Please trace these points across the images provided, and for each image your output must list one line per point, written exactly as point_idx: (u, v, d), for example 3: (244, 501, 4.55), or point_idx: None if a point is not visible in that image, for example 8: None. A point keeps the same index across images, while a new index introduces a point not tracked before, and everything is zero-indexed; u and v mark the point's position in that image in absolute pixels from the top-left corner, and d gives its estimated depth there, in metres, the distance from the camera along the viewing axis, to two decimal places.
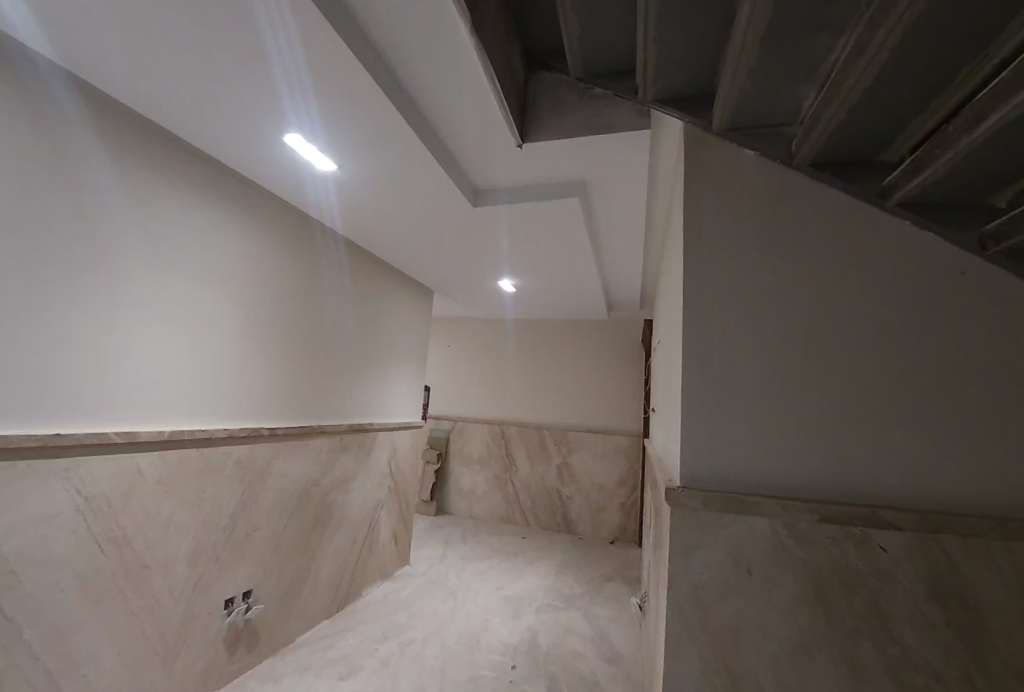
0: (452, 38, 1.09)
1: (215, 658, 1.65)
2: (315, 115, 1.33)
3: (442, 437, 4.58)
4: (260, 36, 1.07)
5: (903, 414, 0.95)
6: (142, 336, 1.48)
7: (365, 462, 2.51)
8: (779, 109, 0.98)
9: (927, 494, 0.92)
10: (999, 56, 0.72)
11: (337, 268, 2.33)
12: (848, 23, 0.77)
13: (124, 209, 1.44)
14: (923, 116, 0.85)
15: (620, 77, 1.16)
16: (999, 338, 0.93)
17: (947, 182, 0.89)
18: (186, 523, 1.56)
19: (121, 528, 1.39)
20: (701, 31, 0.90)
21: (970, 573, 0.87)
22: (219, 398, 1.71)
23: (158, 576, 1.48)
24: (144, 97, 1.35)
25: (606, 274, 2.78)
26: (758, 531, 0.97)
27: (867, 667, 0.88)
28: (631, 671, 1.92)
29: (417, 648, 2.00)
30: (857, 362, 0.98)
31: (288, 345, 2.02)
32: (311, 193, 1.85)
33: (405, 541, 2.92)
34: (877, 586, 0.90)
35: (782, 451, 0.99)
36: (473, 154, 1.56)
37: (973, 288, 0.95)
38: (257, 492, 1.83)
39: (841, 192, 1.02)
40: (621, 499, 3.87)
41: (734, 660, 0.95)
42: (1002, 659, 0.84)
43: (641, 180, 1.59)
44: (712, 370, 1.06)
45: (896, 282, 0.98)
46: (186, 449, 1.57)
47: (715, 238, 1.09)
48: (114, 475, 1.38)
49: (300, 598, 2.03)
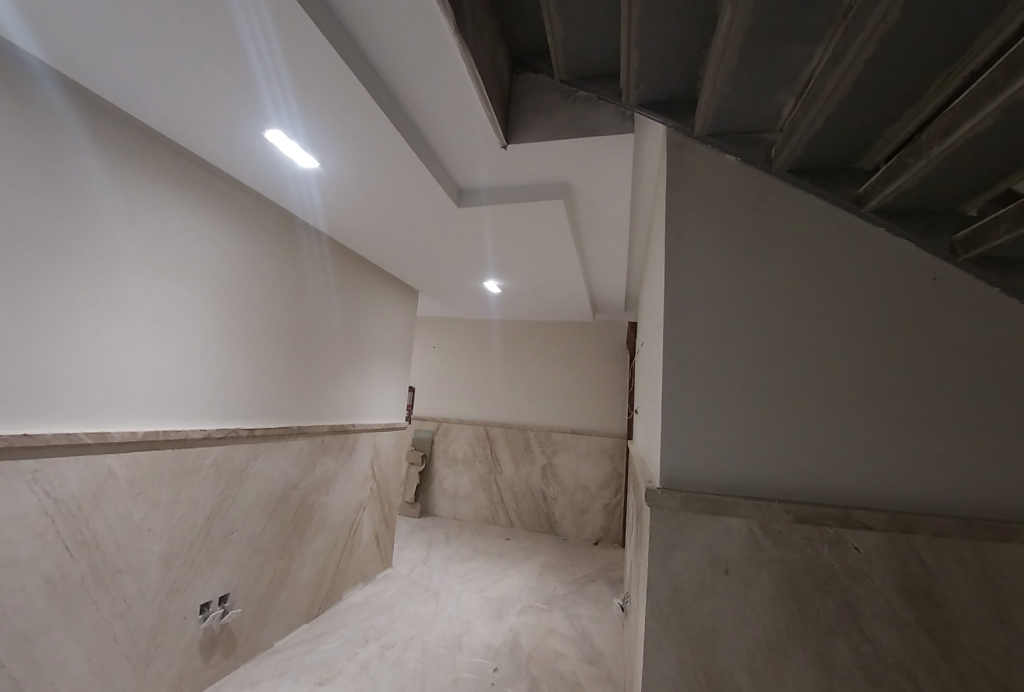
0: (435, 38, 1.08)
1: (190, 664, 1.61)
2: (294, 111, 1.31)
3: (427, 437, 4.56)
4: (241, 35, 1.06)
5: (877, 416, 0.97)
6: (123, 334, 1.45)
7: (347, 464, 2.48)
8: (759, 115, 0.99)
9: (898, 494, 0.94)
10: (968, 70, 0.75)
11: (321, 266, 2.30)
12: (826, 32, 0.79)
13: (112, 209, 1.42)
14: (897, 125, 0.88)
15: (603, 80, 1.17)
16: (969, 344, 0.96)
17: (920, 189, 0.91)
18: (159, 526, 1.53)
19: (91, 531, 1.35)
20: (681, 34, 0.91)
21: (939, 572, 0.89)
22: (200, 398, 1.69)
23: (131, 580, 1.44)
24: (123, 94, 1.32)
25: (589, 276, 2.79)
26: (734, 531, 0.98)
27: (840, 664, 0.90)
28: (611, 670, 1.94)
29: (398, 650, 1.98)
30: (832, 365, 1.00)
31: (268, 345, 1.98)
32: (291, 190, 1.82)
33: (387, 542, 2.89)
34: (849, 585, 0.92)
35: (759, 452, 1.01)
36: (455, 153, 1.55)
37: (946, 294, 0.97)
38: (235, 494, 1.79)
39: (818, 199, 1.04)
40: (605, 500, 3.89)
41: (711, 659, 0.96)
42: (968, 654, 0.86)
43: (624, 182, 1.60)
44: (691, 371, 1.06)
45: (870, 286, 1.00)
46: (160, 450, 1.53)
47: (695, 241, 1.10)
48: (84, 475, 1.34)
49: (278, 602, 2.00)
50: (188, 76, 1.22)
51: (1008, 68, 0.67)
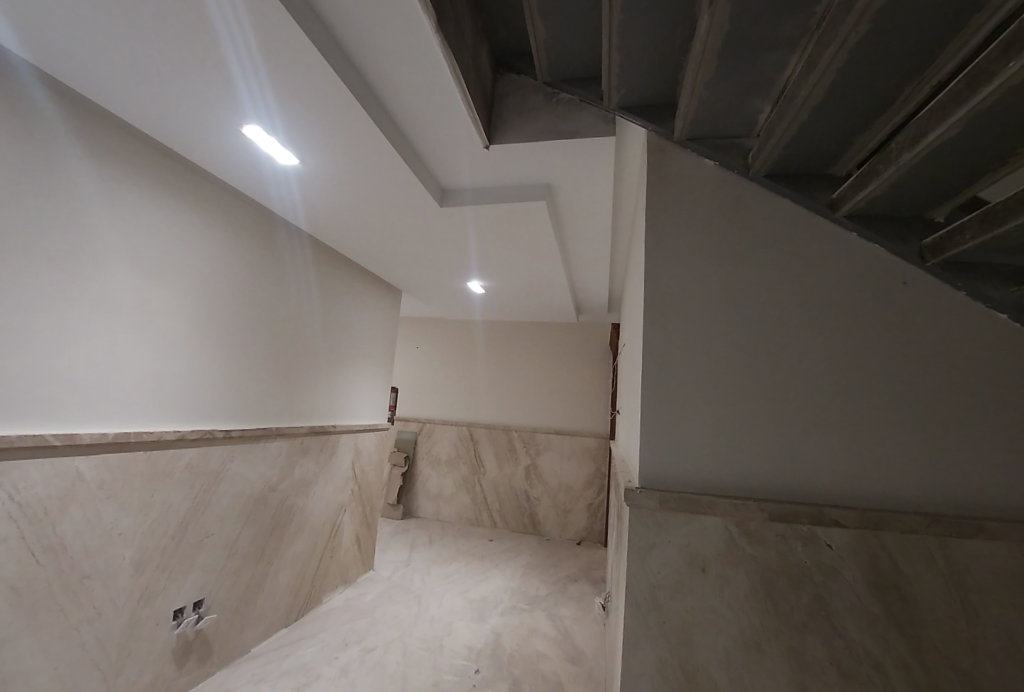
0: (417, 37, 1.08)
1: (162, 672, 1.58)
2: (272, 107, 1.28)
3: (411, 438, 4.53)
4: (217, 34, 1.05)
5: (848, 417, 0.99)
6: (98, 335, 1.41)
7: (327, 465, 2.44)
8: (737, 120, 1.01)
9: (868, 491, 0.96)
10: (936, 80, 0.78)
11: (303, 265, 2.27)
12: (800, 41, 0.81)
13: (94, 207, 1.40)
14: (868, 133, 0.91)
15: (585, 83, 1.20)
16: (936, 346, 0.98)
17: (889, 194, 0.94)
18: (131, 531, 1.48)
19: (59, 537, 1.31)
20: (660, 39, 0.92)
21: (907, 567, 0.92)
22: (177, 399, 1.65)
23: (100, 586, 1.40)
24: (96, 89, 1.29)
25: (571, 277, 2.80)
26: (711, 529, 0.99)
27: (813, 659, 0.92)
28: (592, 670, 1.95)
29: (378, 654, 1.96)
30: (806, 366, 1.02)
31: (247, 345, 1.94)
32: (270, 187, 1.79)
33: (368, 544, 2.86)
34: (821, 581, 0.94)
35: (735, 451, 1.02)
36: (438, 152, 1.54)
37: (914, 297, 1.00)
38: (210, 496, 1.75)
39: (794, 203, 1.06)
40: (588, 500, 3.91)
41: (688, 656, 0.97)
42: (934, 646, 0.89)
43: (606, 184, 1.61)
44: (671, 371, 1.08)
45: (842, 288, 1.03)
46: (132, 451, 1.49)
47: (675, 243, 1.11)
48: (53, 477, 1.29)
49: (255, 607, 1.96)
50: (163, 73, 1.19)
51: (971, 79, 0.69)
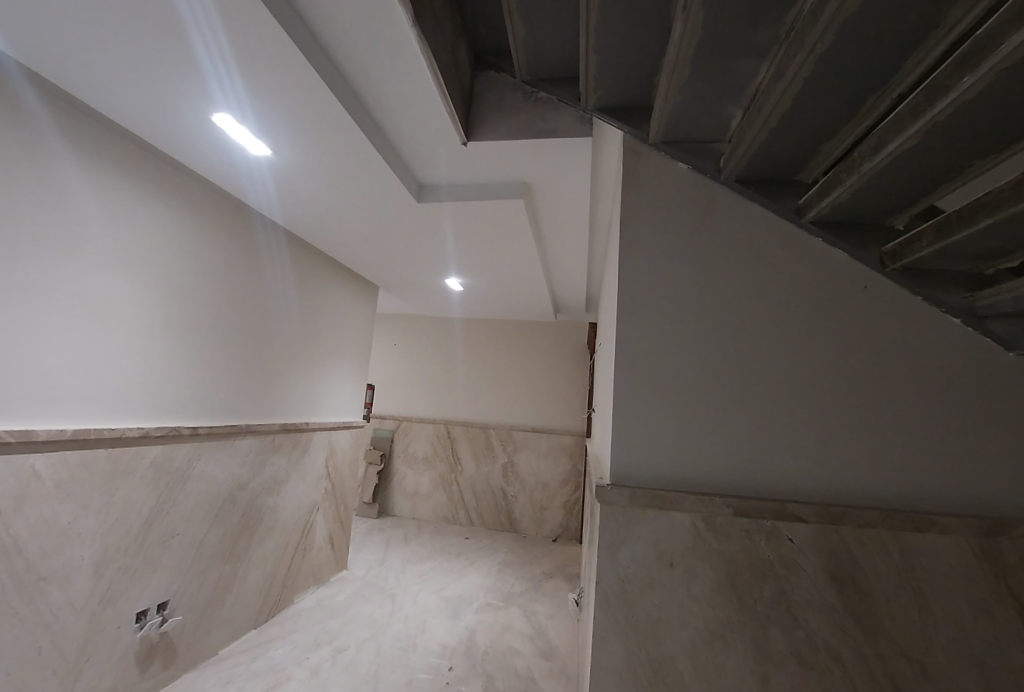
0: (396, 35, 1.07)
1: (124, 676, 1.53)
2: (242, 97, 1.25)
3: (386, 437, 4.47)
4: (195, 31, 1.04)
5: (811, 416, 1.03)
6: (66, 329, 1.36)
7: (300, 463, 2.40)
8: (709, 126, 1.04)
9: (827, 488, 1.00)
10: (896, 92, 0.81)
11: (279, 260, 2.22)
12: (769, 49, 0.83)
13: (81, 207, 1.39)
14: (833, 142, 0.93)
15: (563, 83, 1.20)
16: (892, 349, 1.03)
17: (853, 201, 0.97)
18: (91, 531, 1.43)
19: (12, 538, 1.25)
20: (636, 41, 0.93)
21: (864, 560, 0.96)
22: (141, 397, 1.58)
23: (57, 589, 1.35)
24: (67, 80, 1.24)
25: (546, 276, 2.81)
26: (680, 525, 1.02)
27: (775, 649, 0.95)
28: (565, 665, 1.98)
29: (350, 654, 1.94)
30: (772, 366, 1.05)
31: (218, 340, 1.89)
32: (243, 181, 1.74)
33: (342, 543, 2.82)
34: (783, 574, 0.97)
35: (703, 448, 1.05)
36: (415, 149, 1.53)
37: (872, 300, 1.04)
38: (177, 495, 1.70)
39: (763, 208, 1.09)
40: (565, 497, 3.94)
41: (655, 649, 0.99)
42: (888, 634, 0.93)
43: (583, 183, 1.62)
44: (642, 369, 1.10)
45: (809, 292, 1.06)
46: (90, 449, 1.42)
47: (648, 245, 1.13)
48: (4, 477, 1.23)
49: (224, 607, 1.92)
50: (130, 63, 1.16)
51: (928, 93, 0.72)
